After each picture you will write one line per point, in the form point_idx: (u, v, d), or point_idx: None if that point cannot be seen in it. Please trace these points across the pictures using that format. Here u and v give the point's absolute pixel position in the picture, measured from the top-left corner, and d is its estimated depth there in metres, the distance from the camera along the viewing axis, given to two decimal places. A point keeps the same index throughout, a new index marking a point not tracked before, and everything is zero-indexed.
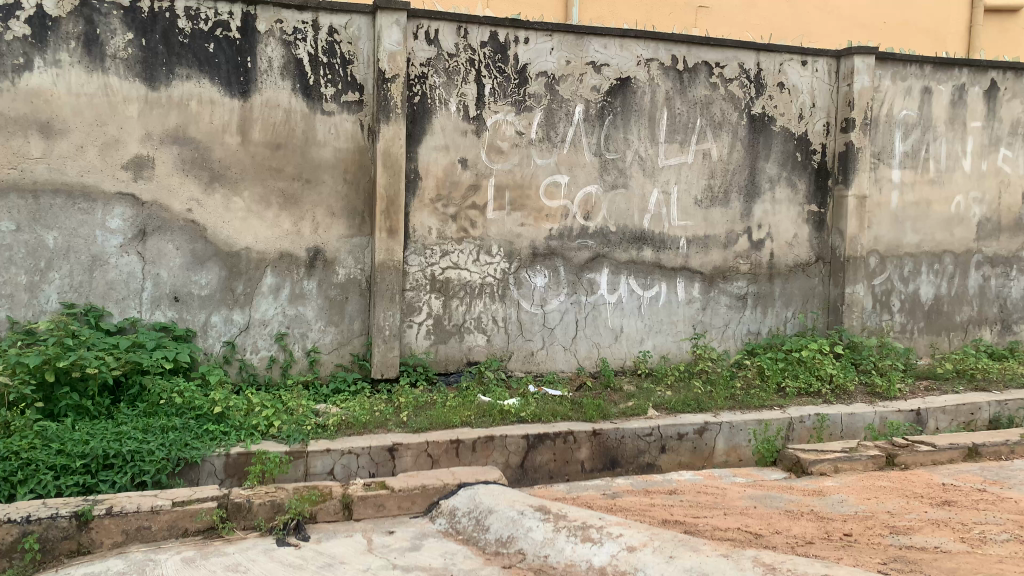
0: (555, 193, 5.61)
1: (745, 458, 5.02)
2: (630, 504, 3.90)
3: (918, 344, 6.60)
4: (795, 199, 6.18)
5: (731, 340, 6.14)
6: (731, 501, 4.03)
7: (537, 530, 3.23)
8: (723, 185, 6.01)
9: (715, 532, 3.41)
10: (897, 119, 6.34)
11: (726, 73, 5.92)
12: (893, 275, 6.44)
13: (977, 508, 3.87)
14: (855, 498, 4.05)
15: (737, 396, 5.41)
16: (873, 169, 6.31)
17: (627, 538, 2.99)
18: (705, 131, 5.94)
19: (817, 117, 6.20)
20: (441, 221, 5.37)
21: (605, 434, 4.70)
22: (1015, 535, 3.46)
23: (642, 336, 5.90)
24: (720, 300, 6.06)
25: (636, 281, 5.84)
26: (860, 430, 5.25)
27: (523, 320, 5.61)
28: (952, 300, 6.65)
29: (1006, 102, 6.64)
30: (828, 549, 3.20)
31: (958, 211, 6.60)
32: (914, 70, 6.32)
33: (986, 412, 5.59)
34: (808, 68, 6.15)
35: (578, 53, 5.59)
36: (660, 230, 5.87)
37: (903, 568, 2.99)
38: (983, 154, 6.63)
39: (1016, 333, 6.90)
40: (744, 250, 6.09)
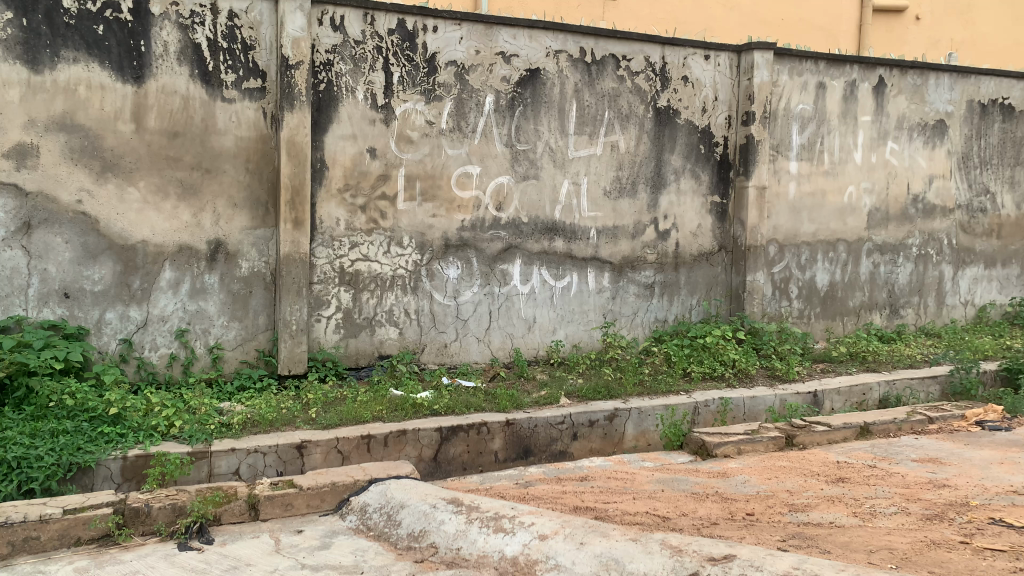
0: (466, 183, 5.57)
1: (653, 443, 5.12)
2: (542, 492, 3.93)
3: (815, 329, 6.90)
4: (699, 190, 6.35)
5: (640, 327, 6.26)
6: (640, 485, 4.11)
7: (449, 522, 3.21)
8: (631, 176, 6.11)
9: (625, 516, 3.47)
10: (794, 112, 6.59)
11: (633, 66, 6.02)
12: (791, 262, 6.70)
13: (868, 483, 4.09)
14: (756, 478, 4.21)
15: (645, 382, 5.52)
16: (773, 161, 6.54)
17: (539, 526, 3.01)
18: (612, 124, 6.02)
19: (720, 110, 6.38)
20: (350, 212, 5.26)
21: (519, 424, 4.71)
22: (902, 507, 3.66)
23: (554, 326, 5.95)
24: (629, 289, 6.17)
25: (548, 271, 5.88)
26: (761, 413, 5.45)
27: (435, 312, 5.56)
28: (845, 286, 6.98)
29: (892, 98, 7.00)
30: (731, 529, 3.31)
31: (851, 201, 6.92)
32: (809, 66, 6.58)
33: (877, 392, 5.89)
34: (711, 62, 6.31)
35: (487, 42, 5.56)
36: (571, 221, 5.93)
37: (801, 544, 3.12)
38: (872, 147, 6.97)
39: (903, 316, 7.30)
40: (651, 240, 6.22)
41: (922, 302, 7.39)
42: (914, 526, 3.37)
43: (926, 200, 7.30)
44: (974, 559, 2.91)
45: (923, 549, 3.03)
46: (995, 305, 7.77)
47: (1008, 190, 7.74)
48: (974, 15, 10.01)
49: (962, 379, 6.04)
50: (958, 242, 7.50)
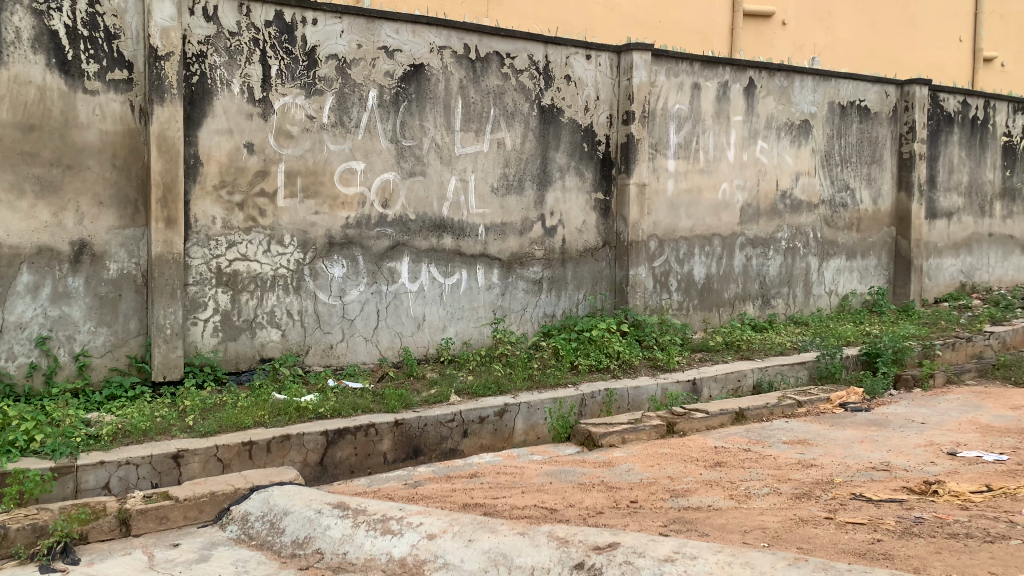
0: (350, 179, 5.46)
1: (542, 436, 5.18)
2: (431, 491, 3.91)
3: (694, 320, 7.17)
4: (583, 187, 6.48)
5: (529, 323, 6.33)
6: (528, 479, 4.16)
7: (335, 527, 3.14)
8: (518, 173, 6.15)
9: (513, 510, 3.49)
10: (671, 112, 6.82)
11: (517, 64, 6.07)
12: (670, 257, 6.94)
13: (743, 466, 4.29)
14: (640, 466, 4.34)
15: (534, 376, 5.58)
16: (652, 159, 6.74)
17: (427, 526, 2.99)
18: (498, 121, 6.04)
19: (601, 108, 6.52)
20: (227, 210, 5.06)
21: (408, 424, 4.66)
22: (774, 488, 3.86)
23: (444, 324, 5.92)
24: (518, 286, 6.23)
25: (436, 268, 5.85)
26: (644, 402, 5.62)
27: (320, 312, 5.43)
28: (721, 278, 7.30)
29: (762, 99, 7.36)
30: (616, 517, 3.39)
31: (725, 197, 7.23)
32: (685, 67, 6.83)
33: (751, 378, 6.18)
34: (592, 62, 6.45)
35: (369, 37, 5.47)
36: (458, 217, 5.91)
37: (681, 528, 3.23)
38: (744, 146, 7.30)
39: (774, 306, 7.70)
40: (538, 237, 6.30)
41: (791, 293, 7.81)
42: (785, 505, 3.56)
43: (793, 196, 7.72)
44: (838, 533, 3.10)
45: (792, 526, 3.20)
46: (856, 294, 8.31)
47: (866, 186, 8.28)
48: (833, 22, 10.65)
49: (828, 364, 6.44)
50: (822, 235, 7.98)
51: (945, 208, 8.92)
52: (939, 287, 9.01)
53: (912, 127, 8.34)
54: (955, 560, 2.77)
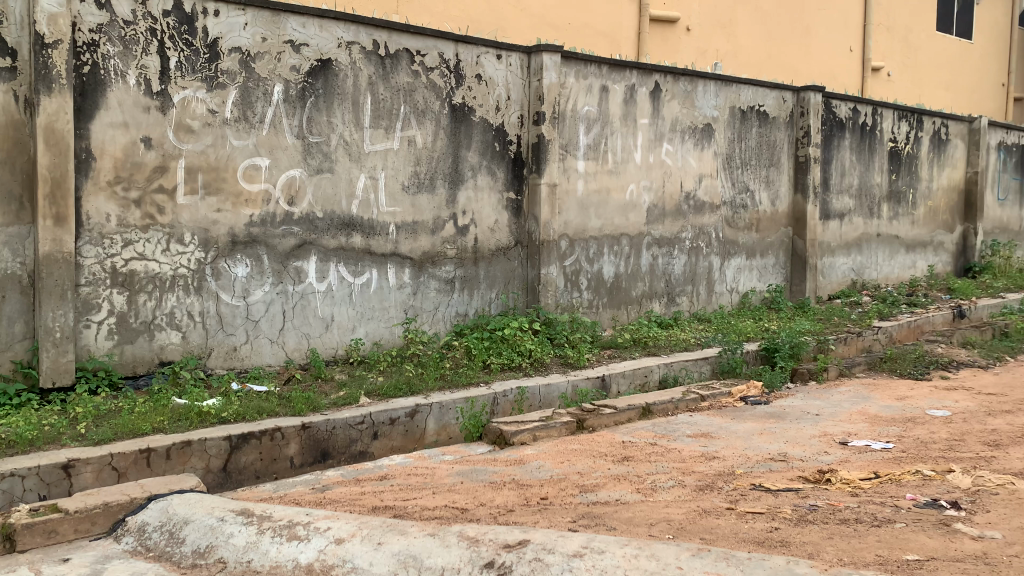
0: (255, 176, 5.30)
1: (454, 436, 5.16)
2: (339, 495, 3.84)
3: (603, 318, 7.29)
4: (495, 186, 6.49)
5: (441, 322, 6.29)
6: (439, 479, 4.14)
7: (239, 535, 3.04)
8: (429, 171, 6.11)
9: (423, 512, 3.47)
10: (581, 114, 6.91)
11: (427, 61, 6.03)
12: (580, 256, 7.03)
13: (650, 460, 4.39)
14: (550, 463, 4.39)
15: (446, 376, 5.55)
16: (562, 160, 6.82)
17: (335, 530, 2.93)
18: (408, 118, 5.99)
19: (512, 108, 6.55)
20: (122, 207, 4.84)
21: (315, 427, 4.56)
22: (679, 481, 3.96)
23: (353, 324, 5.83)
24: (429, 285, 6.18)
25: (346, 268, 5.75)
26: (555, 400, 5.67)
27: (223, 314, 5.25)
28: (629, 277, 7.45)
29: (667, 102, 7.55)
30: (526, 514, 3.42)
31: (632, 198, 7.39)
32: (593, 70, 6.94)
33: (658, 374, 6.33)
34: (503, 61, 6.47)
35: (274, 30, 5.32)
36: (368, 216, 5.82)
37: (589, 523, 3.28)
38: (650, 148, 7.48)
39: (679, 303, 7.92)
40: (450, 236, 6.27)
41: (694, 291, 8.05)
42: (688, 497, 3.66)
43: (697, 197, 7.96)
44: (738, 523, 3.21)
45: (696, 518, 3.30)
46: (755, 292, 8.64)
47: (764, 188, 8.60)
48: (735, 29, 11.02)
49: (729, 359, 6.67)
50: (724, 235, 8.26)
51: (837, 209, 9.37)
52: (832, 285, 9.46)
53: (807, 132, 8.72)
54: (845, 544, 2.91)
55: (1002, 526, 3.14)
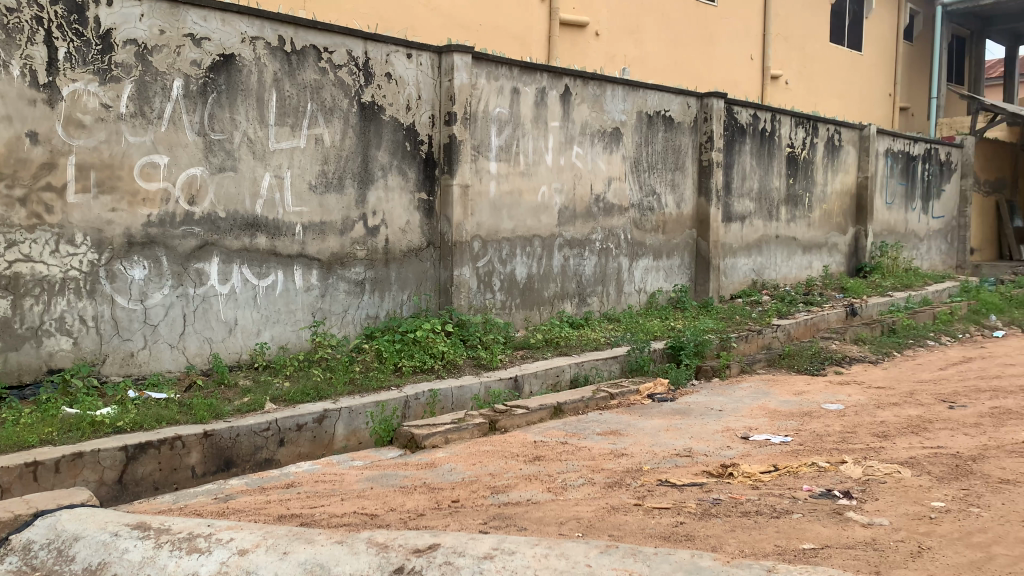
0: (152, 174, 5.08)
1: (364, 440, 5.07)
2: (243, 505, 3.72)
3: (515, 319, 7.33)
4: (406, 186, 6.43)
5: (351, 325, 6.19)
6: (348, 485, 4.06)
7: (135, 549, 2.89)
8: (337, 170, 6.00)
9: (331, 519, 3.40)
10: (492, 115, 6.92)
11: (335, 59, 5.92)
12: (493, 257, 7.04)
13: (560, 459, 4.43)
14: (462, 465, 4.37)
15: (356, 380, 5.45)
16: (474, 161, 6.81)
17: (238, 541, 2.83)
18: (315, 116, 5.86)
19: (423, 108, 6.51)
20: (5, 206, 4.55)
21: (218, 434, 4.41)
22: (589, 479, 4.01)
23: (258, 328, 5.66)
24: (339, 286, 6.07)
25: (250, 269, 5.58)
26: (467, 402, 5.66)
27: (119, 318, 5.01)
28: (541, 278, 7.51)
29: (577, 106, 7.66)
30: (437, 518, 3.39)
31: (543, 200, 7.45)
32: (504, 72, 6.97)
33: (569, 373, 6.40)
34: (413, 61, 6.42)
35: (173, 23, 5.11)
36: (274, 216, 5.67)
37: (500, 524, 3.28)
38: (561, 151, 7.57)
39: (589, 304, 8.04)
40: (360, 237, 6.17)
41: (605, 291, 8.19)
42: (597, 495, 3.72)
43: (606, 199, 8.09)
44: (645, 518, 3.27)
45: (604, 515, 3.35)
46: (662, 292, 8.85)
47: (670, 192, 8.83)
48: (642, 36, 11.28)
49: (637, 357, 6.82)
50: (632, 237, 8.43)
51: (739, 212, 9.72)
52: (734, 285, 9.80)
53: (711, 137, 9.00)
54: (747, 536, 3.01)
55: (889, 513, 3.31)
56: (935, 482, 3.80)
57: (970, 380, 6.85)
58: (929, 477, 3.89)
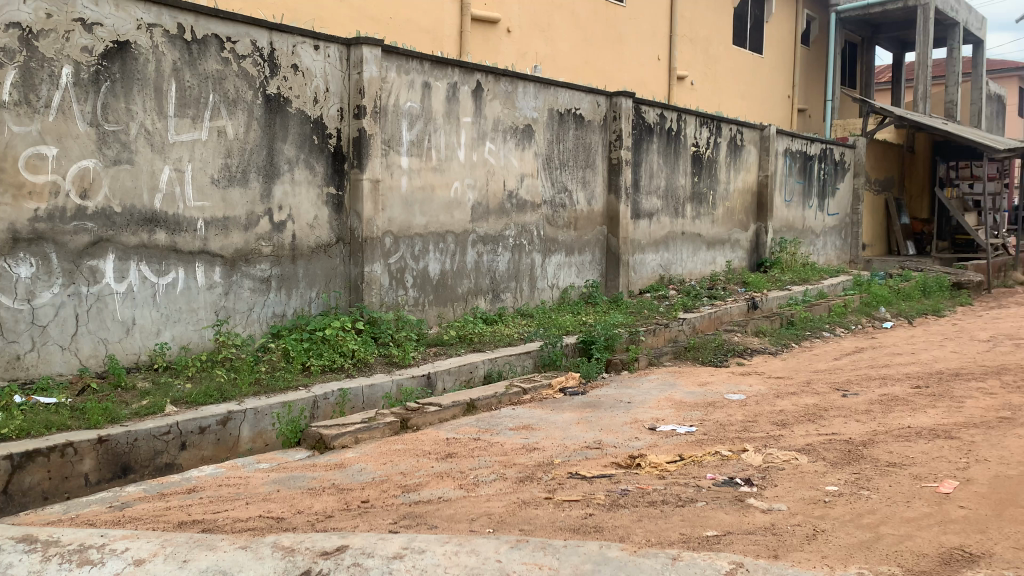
0: (39, 167, 4.79)
1: (270, 442, 4.93)
2: (141, 513, 3.56)
3: (428, 315, 7.27)
4: (313, 180, 6.29)
5: (256, 323, 6.01)
6: (254, 489, 3.94)
7: (20, 564, 2.68)
8: (241, 164, 5.81)
9: (235, 524, 3.29)
10: (402, 109, 6.84)
11: (238, 49, 5.73)
12: (405, 253, 6.96)
13: (472, 455, 4.43)
14: (372, 465, 4.31)
15: (262, 381, 5.30)
16: (384, 155, 6.72)
17: (134, 551, 2.71)
18: (217, 108, 5.65)
19: (331, 101, 6.38)
20: None
21: (113, 440, 4.20)
22: (501, 474, 4.03)
23: (158, 328, 5.43)
24: (243, 284, 5.88)
25: (148, 267, 5.34)
26: (378, 400, 5.58)
27: (3, 319, 4.70)
28: (454, 274, 7.48)
29: (488, 102, 7.65)
30: (346, 519, 3.33)
31: (456, 195, 7.41)
32: (415, 66, 6.90)
33: (482, 370, 6.39)
34: (320, 53, 6.28)
35: (61, 7, 4.84)
36: (173, 211, 5.44)
37: (411, 523, 3.24)
38: (473, 147, 7.55)
39: (503, 300, 8.06)
40: (265, 232, 6.00)
41: (518, 287, 8.23)
42: (509, 490, 3.73)
43: (519, 195, 8.13)
44: (555, 512, 3.30)
45: (515, 510, 3.36)
46: (574, 287, 8.96)
47: (581, 189, 8.94)
48: (553, 33, 11.37)
49: (550, 352, 6.89)
50: (544, 233, 8.50)
51: (647, 209, 9.94)
52: (643, 280, 10.02)
53: (620, 135, 9.16)
54: (653, 525, 3.08)
55: (787, 498, 3.45)
56: (829, 467, 3.98)
57: (862, 368, 7.22)
58: (824, 462, 4.08)
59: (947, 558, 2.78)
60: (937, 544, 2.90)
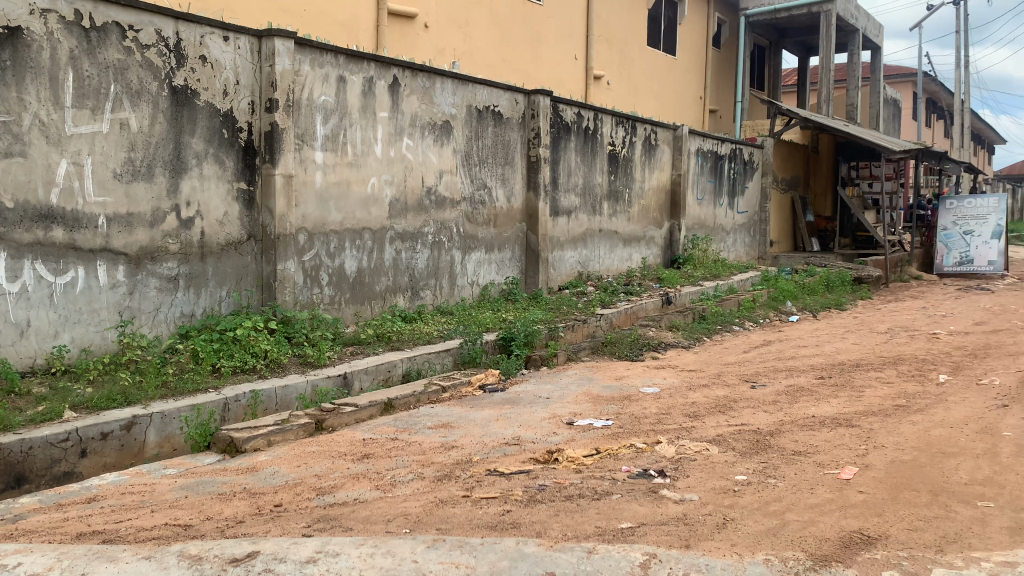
0: None
1: (178, 447, 4.76)
2: (35, 525, 3.37)
3: (345, 314, 7.15)
4: (223, 176, 6.10)
5: (163, 324, 5.78)
6: (159, 496, 3.79)
7: None
8: (146, 158, 5.57)
9: (139, 533, 3.15)
10: (317, 103, 6.69)
11: (141, 37, 5.49)
12: (320, 250, 6.82)
13: (389, 455, 4.38)
14: (285, 467, 4.20)
15: (169, 384, 5.10)
16: (298, 150, 6.56)
17: (28, 566, 2.56)
18: (119, 99, 5.41)
19: (241, 94, 6.19)
20: None
21: (6, 449, 3.97)
22: (418, 473, 3.99)
23: (56, 329, 5.15)
24: (149, 283, 5.65)
25: (44, 266, 5.06)
26: (293, 401, 5.45)
27: None
28: (371, 272, 7.37)
29: (405, 97, 7.57)
30: (257, 524, 3.24)
31: (373, 191, 7.31)
32: (329, 59, 6.76)
33: (400, 368, 6.32)
34: (230, 44, 6.08)
35: None
36: (72, 206, 5.18)
37: (325, 526, 3.17)
38: (390, 142, 7.46)
39: (422, 297, 8.00)
40: (172, 229, 5.78)
41: (438, 284, 8.18)
42: (426, 489, 3.70)
43: (437, 192, 8.07)
44: (473, 509, 3.30)
45: (432, 509, 3.34)
46: (494, 284, 8.97)
47: (500, 186, 8.95)
48: (471, 30, 11.34)
49: (469, 349, 6.88)
50: (463, 230, 8.47)
51: (565, 206, 10.03)
52: (562, 276, 10.11)
53: (538, 133, 9.21)
54: (570, 520, 3.11)
55: (699, 488, 3.54)
56: (739, 457, 4.11)
57: (770, 361, 7.49)
58: (734, 452, 4.21)
59: (847, 541, 2.90)
60: (838, 529, 3.03)
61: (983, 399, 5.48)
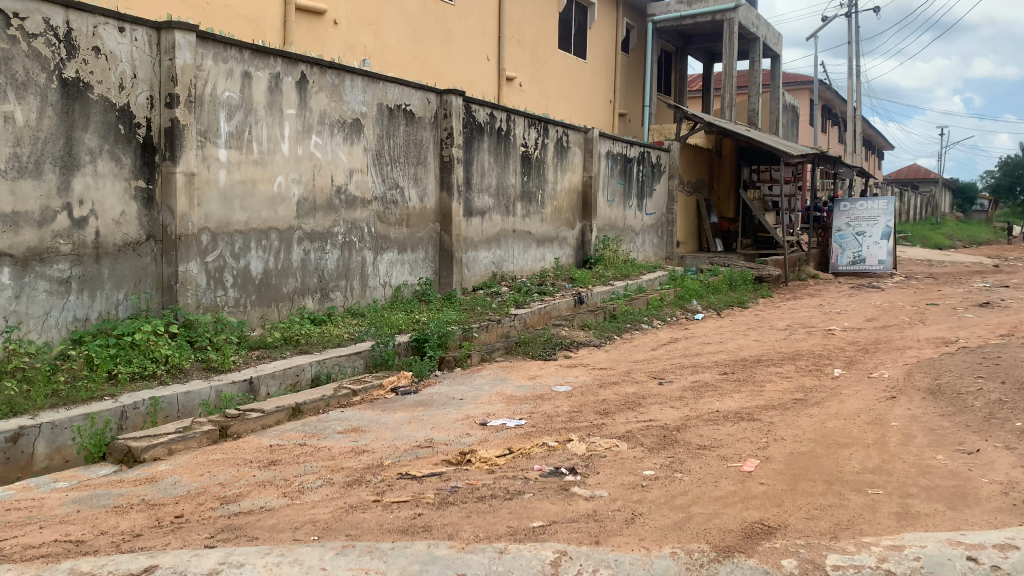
0: None
1: (70, 458, 4.51)
2: None
3: (251, 317, 6.94)
4: (119, 173, 5.82)
5: (54, 329, 5.46)
6: (49, 511, 3.58)
7: None
8: (33, 154, 5.27)
9: (26, 551, 2.97)
10: (220, 99, 6.47)
11: (28, 26, 5.18)
12: (224, 251, 6.60)
13: (297, 462, 4.27)
14: (187, 477, 4.05)
15: (60, 392, 4.83)
16: (200, 148, 6.33)
17: None
18: (3, 91, 5.08)
19: (139, 88, 5.93)
20: None
21: None
22: (327, 479, 3.91)
23: None
24: (37, 286, 5.33)
25: None
26: (195, 408, 5.26)
27: None
28: (279, 273, 7.18)
29: (314, 94, 7.41)
30: (155, 537, 3.10)
31: (280, 190, 7.12)
32: (233, 54, 6.55)
33: (309, 372, 6.18)
34: (126, 36, 5.81)
35: None
36: None
37: (229, 536, 3.07)
38: (298, 140, 7.28)
39: (332, 299, 7.85)
40: (63, 228, 5.48)
41: (348, 285, 8.05)
42: (336, 495, 3.63)
43: (348, 191, 7.94)
44: (383, 514, 3.25)
45: (342, 515, 3.28)
46: (407, 285, 8.88)
47: (412, 185, 8.87)
48: (381, 27, 11.20)
49: (381, 352, 6.78)
50: (375, 230, 8.36)
51: (478, 206, 10.03)
52: (475, 277, 10.10)
53: (450, 133, 9.18)
54: (481, 520, 3.10)
55: (608, 484, 3.60)
56: (647, 452, 4.20)
57: (677, 358, 7.69)
58: (642, 448, 4.29)
59: (748, 532, 3.00)
60: (741, 520, 3.13)
61: (874, 391, 5.78)
